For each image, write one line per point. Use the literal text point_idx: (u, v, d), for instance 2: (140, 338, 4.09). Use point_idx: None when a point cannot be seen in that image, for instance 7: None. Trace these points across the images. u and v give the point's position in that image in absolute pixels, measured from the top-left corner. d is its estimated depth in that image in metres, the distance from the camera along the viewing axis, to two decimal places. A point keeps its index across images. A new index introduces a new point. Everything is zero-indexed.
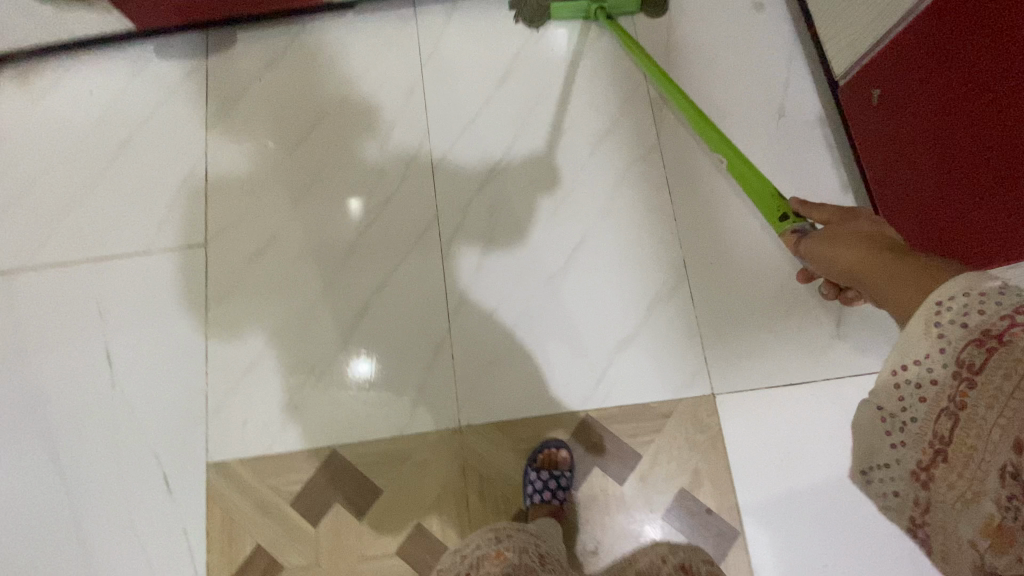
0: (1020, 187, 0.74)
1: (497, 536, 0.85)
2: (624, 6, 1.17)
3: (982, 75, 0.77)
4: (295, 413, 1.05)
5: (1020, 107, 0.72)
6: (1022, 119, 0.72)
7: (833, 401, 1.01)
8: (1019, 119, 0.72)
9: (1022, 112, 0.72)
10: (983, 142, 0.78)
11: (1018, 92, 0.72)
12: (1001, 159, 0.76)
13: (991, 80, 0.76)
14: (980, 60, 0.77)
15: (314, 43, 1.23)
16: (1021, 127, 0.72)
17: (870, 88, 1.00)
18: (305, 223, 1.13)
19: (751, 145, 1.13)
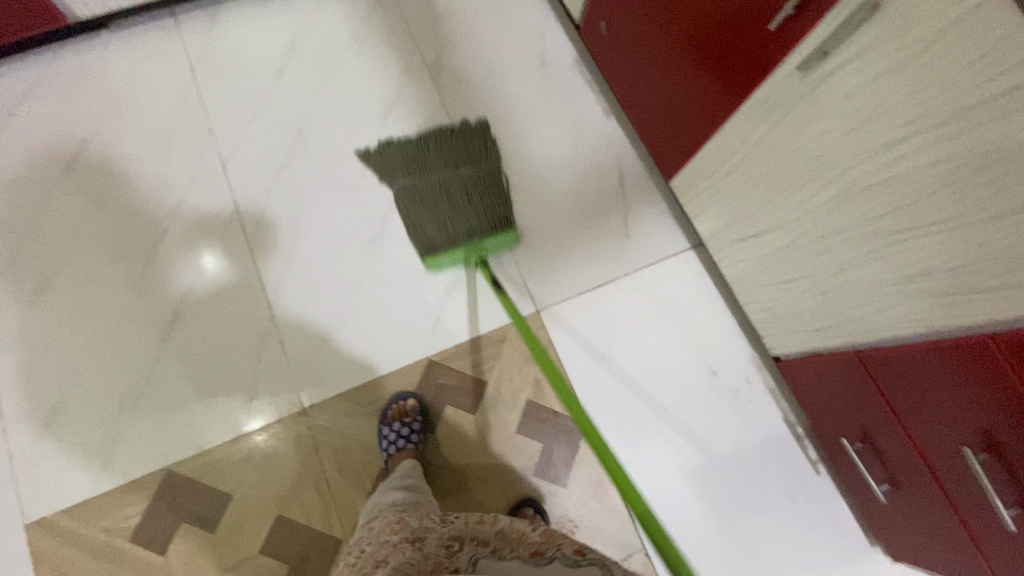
0: (709, 51, 0.89)
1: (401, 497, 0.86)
2: (503, 241, 1.07)
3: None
4: (118, 444, 0.97)
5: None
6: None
7: (638, 291, 1.14)
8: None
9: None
10: (678, 25, 0.93)
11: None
12: (692, 34, 0.91)
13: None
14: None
15: (69, 66, 1.16)
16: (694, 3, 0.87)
17: (598, 22, 1.16)
18: (94, 249, 1.06)
19: (525, 91, 1.26)
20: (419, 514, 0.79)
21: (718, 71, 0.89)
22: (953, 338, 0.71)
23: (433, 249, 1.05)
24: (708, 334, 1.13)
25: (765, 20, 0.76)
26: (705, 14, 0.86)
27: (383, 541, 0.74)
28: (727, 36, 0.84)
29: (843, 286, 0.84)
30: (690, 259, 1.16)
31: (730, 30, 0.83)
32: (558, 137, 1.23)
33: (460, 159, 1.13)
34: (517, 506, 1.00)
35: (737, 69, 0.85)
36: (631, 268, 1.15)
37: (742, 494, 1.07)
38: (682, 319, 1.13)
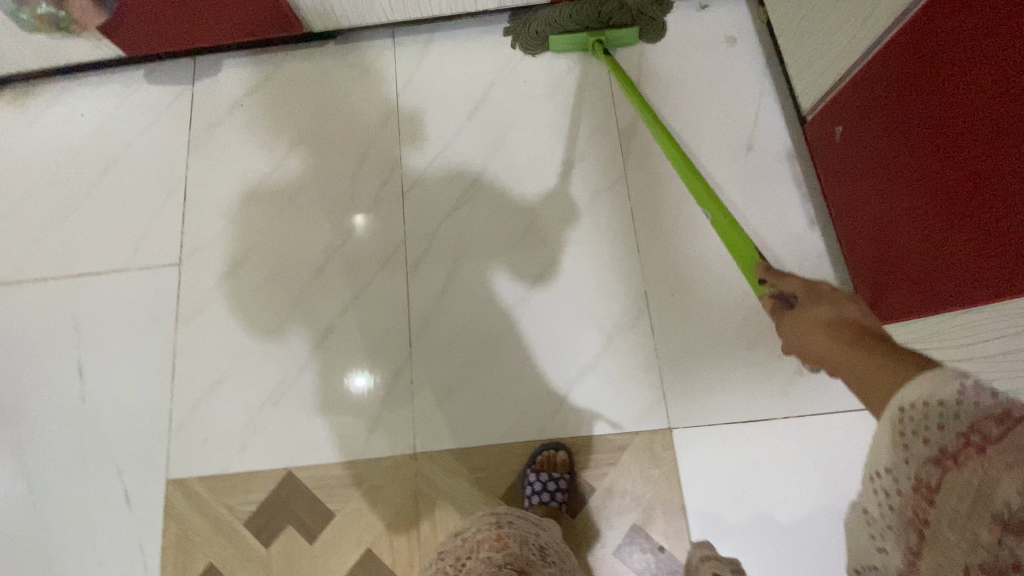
0: (976, 226, 0.71)
1: (497, 520, 0.88)
2: (625, 37, 1.18)
3: (939, 108, 0.74)
4: (255, 433, 1.06)
5: (977, 142, 0.69)
6: (979, 153, 0.69)
7: (793, 440, 0.99)
8: (977, 153, 0.69)
9: (979, 145, 0.68)
10: (942, 176, 0.75)
11: (975, 125, 0.69)
12: (958, 196, 0.73)
13: (948, 113, 0.73)
14: (935, 92, 0.74)
15: (297, 71, 1.26)
16: (979, 156, 0.69)
17: (834, 125, 1.00)
18: (277, 245, 1.16)
19: (720, 177, 1.14)
20: (520, 541, 0.84)
21: (980, 253, 0.71)
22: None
23: (559, 29, 1.17)
24: None
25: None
26: (988, 184, 0.68)
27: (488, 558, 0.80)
28: (1009, 221, 0.66)
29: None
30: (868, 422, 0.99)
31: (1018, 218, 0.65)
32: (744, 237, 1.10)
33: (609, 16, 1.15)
34: None
35: (1015, 257, 0.66)
36: (791, 411, 1.01)
37: None
38: (836, 491, 0.97)
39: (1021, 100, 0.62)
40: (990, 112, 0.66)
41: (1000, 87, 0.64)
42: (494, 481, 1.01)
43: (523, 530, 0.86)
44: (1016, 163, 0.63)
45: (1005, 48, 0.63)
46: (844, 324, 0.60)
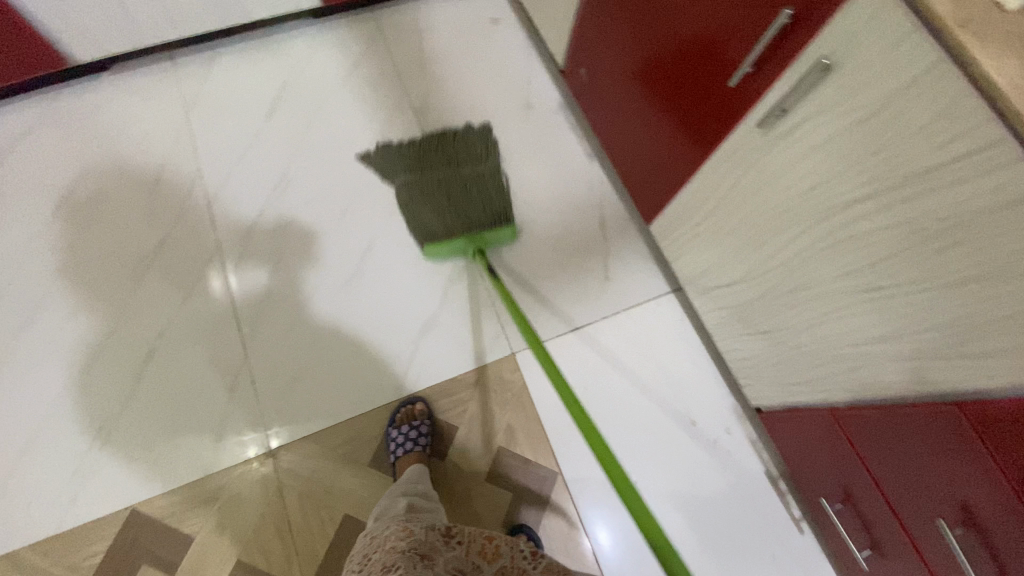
0: (679, 101, 0.90)
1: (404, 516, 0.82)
2: (502, 235, 1.11)
3: (630, 19, 0.93)
4: (86, 482, 0.97)
5: (659, 34, 0.87)
6: (663, 42, 0.87)
7: (616, 335, 1.12)
8: (662, 43, 0.87)
9: (660, 35, 0.87)
10: (650, 71, 0.94)
11: (652, 25, 0.88)
12: (664, 82, 0.92)
13: (637, 19, 0.91)
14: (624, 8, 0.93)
15: (72, 107, 1.21)
16: (662, 52, 0.89)
17: (580, 67, 1.18)
18: (78, 285, 1.09)
19: (509, 134, 1.28)
20: (425, 529, 0.77)
21: (686, 121, 0.90)
22: (928, 403, 0.67)
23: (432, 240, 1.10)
24: (687, 382, 1.10)
25: (726, 79, 0.77)
26: (675, 64, 0.87)
27: (390, 550, 0.72)
28: (693, 87, 0.85)
29: (817, 343, 0.82)
30: (670, 303, 1.15)
31: (696, 83, 0.83)
32: (540, 179, 1.24)
33: (473, 182, 1.13)
34: (511, 531, 0.99)
35: (702, 120, 0.85)
36: (610, 310, 1.13)
37: (722, 551, 1.01)
38: (660, 366, 1.10)
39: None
40: (658, 7, 0.85)
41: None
42: (357, 452, 1.02)
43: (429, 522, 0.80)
44: (683, 39, 0.82)
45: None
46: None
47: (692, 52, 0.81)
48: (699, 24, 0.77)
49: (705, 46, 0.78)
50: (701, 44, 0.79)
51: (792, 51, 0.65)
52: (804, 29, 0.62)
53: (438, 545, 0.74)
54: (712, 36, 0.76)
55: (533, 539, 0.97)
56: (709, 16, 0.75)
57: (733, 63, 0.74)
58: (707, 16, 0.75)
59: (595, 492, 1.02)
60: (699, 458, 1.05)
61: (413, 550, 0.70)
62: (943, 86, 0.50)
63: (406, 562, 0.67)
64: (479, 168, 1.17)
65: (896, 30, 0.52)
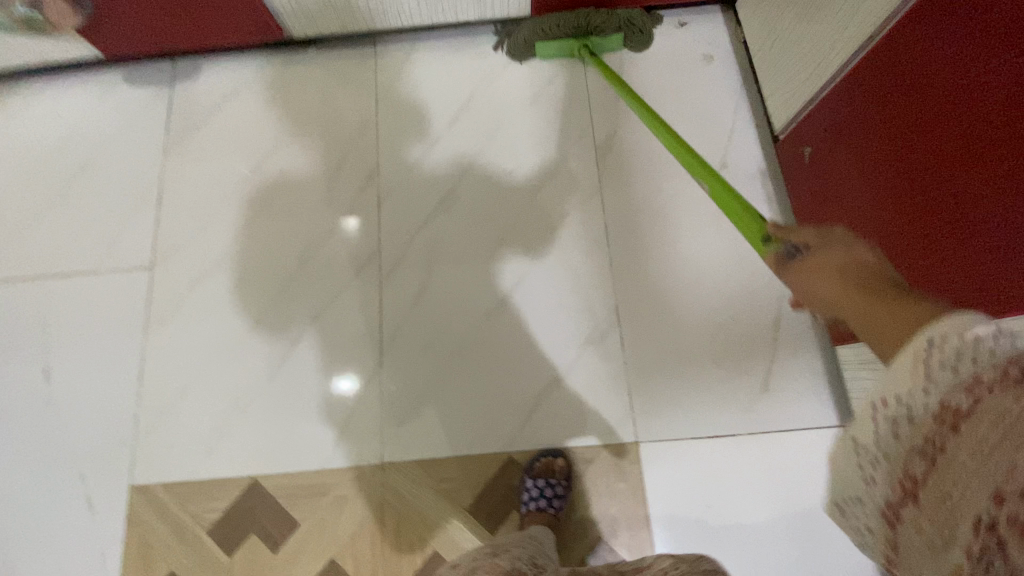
0: (934, 248, 0.73)
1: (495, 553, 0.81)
2: (613, 41, 1.18)
3: (895, 132, 0.76)
4: (222, 439, 1.05)
5: (932, 169, 0.71)
6: (933, 180, 0.71)
7: (757, 456, 1.00)
8: (931, 177, 0.71)
9: (933, 168, 0.70)
10: (901, 198, 0.77)
11: (927, 153, 0.71)
12: (917, 218, 0.75)
13: (903, 137, 0.75)
14: (897, 114, 0.75)
15: (277, 76, 1.26)
16: (929, 189, 0.72)
17: (803, 145, 1.02)
18: (251, 251, 1.16)
19: (693, 193, 1.15)
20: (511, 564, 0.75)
21: (941, 274, 0.72)
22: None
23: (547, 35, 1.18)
24: (828, 537, 0.96)
25: (1022, 258, 0.60)
26: (944, 208, 0.70)
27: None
28: (965, 244, 0.68)
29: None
30: (833, 439, 0.99)
31: (972, 242, 0.66)
32: (716, 252, 1.11)
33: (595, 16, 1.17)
34: None
35: (966, 285, 0.68)
36: (759, 428, 1.01)
37: None
38: (800, 508, 0.98)
39: (972, 130, 0.64)
40: (945, 139, 0.68)
41: (951, 114, 0.66)
42: (458, 493, 1.01)
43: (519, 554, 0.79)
44: (972, 189, 0.65)
45: (954, 78, 0.65)
46: (866, 273, 0.53)
47: (978, 209, 0.64)
48: (1006, 185, 0.60)
49: (1005, 211, 0.61)
50: (998, 204, 0.62)
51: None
52: None
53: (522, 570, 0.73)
54: (1020, 202, 0.59)
55: None
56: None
57: None
58: (1022, 178, 0.58)
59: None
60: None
61: None
62: None
63: None
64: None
65: None
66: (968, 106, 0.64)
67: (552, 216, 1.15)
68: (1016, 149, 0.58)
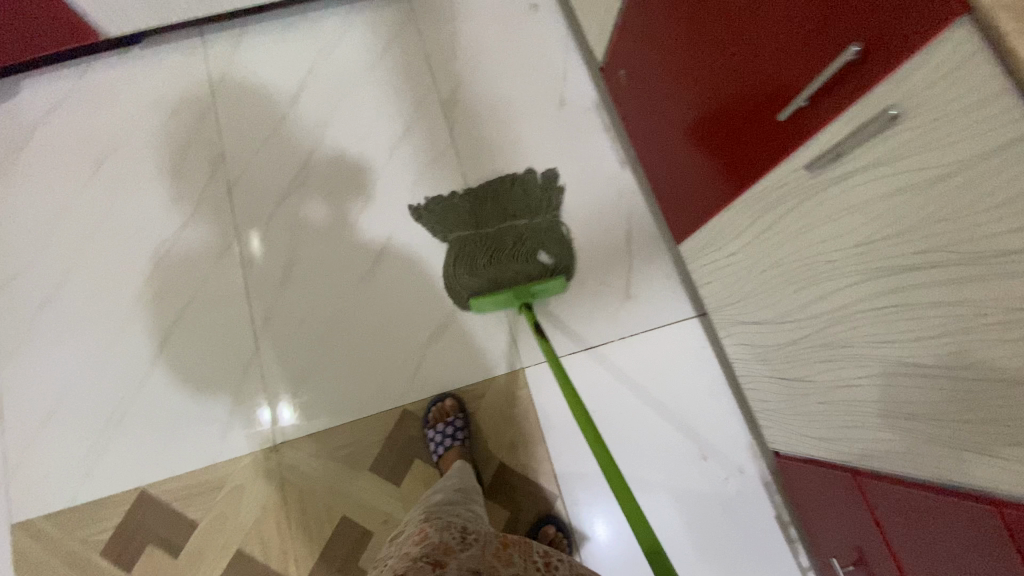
0: (727, 121, 0.80)
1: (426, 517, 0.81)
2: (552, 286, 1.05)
3: (682, 24, 0.83)
4: (100, 459, 1.00)
5: (708, 50, 0.79)
6: (710, 61, 0.79)
7: (632, 358, 1.07)
8: (714, 55, 0.78)
9: (711, 43, 0.78)
10: (699, 82, 0.84)
11: (703, 37, 0.80)
12: (711, 97, 0.82)
13: (690, 26, 0.82)
14: (676, 11, 0.84)
15: (100, 82, 1.20)
16: (710, 70, 0.80)
17: (619, 68, 1.10)
18: (101, 264, 1.10)
19: (538, 133, 1.21)
20: (440, 529, 0.76)
21: (730, 145, 0.81)
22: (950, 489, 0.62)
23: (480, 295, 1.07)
24: (704, 415, 1.05)
25: (781, 106, 0.68)
26: (727, 80, 0.77)
27: (404, 557, 0.71)
28: (744, 109, 0.75)
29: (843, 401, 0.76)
30: (694, 328, 1.09)
31: (748, 104, 0.74)
32: (568, 184, 1.18)
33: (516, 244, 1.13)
34: (537, 525, 1.00)
35: (747, 147, 0.78)
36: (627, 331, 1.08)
37: None
38: (676, 394, 1.05)
39: (725, 4, 0.72)
40: (711, 19, 0.76)
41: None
42: (359, 455, 1.02)
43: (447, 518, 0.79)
44: (735, 59, 0.74)
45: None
46: None
47: (741, 74, 0.73)
48: (755, 46, 0.69)
49: (758, 69, 0.70)
50: (760, 65, 0.69)
51: (861, 89, 0.56)
52: (881, 64, 0.52)
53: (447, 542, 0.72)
54: (772, 54, 0.66)
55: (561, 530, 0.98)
56: (773, 32, 0.65)
57: (787, 95, 0.66)
58: (771, 31, 0.65)
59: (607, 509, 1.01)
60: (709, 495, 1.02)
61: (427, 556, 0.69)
62: None
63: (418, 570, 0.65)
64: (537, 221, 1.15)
65: (983, 90, 0.44)
66: None
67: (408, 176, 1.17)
68: (763, 7, 0.65)
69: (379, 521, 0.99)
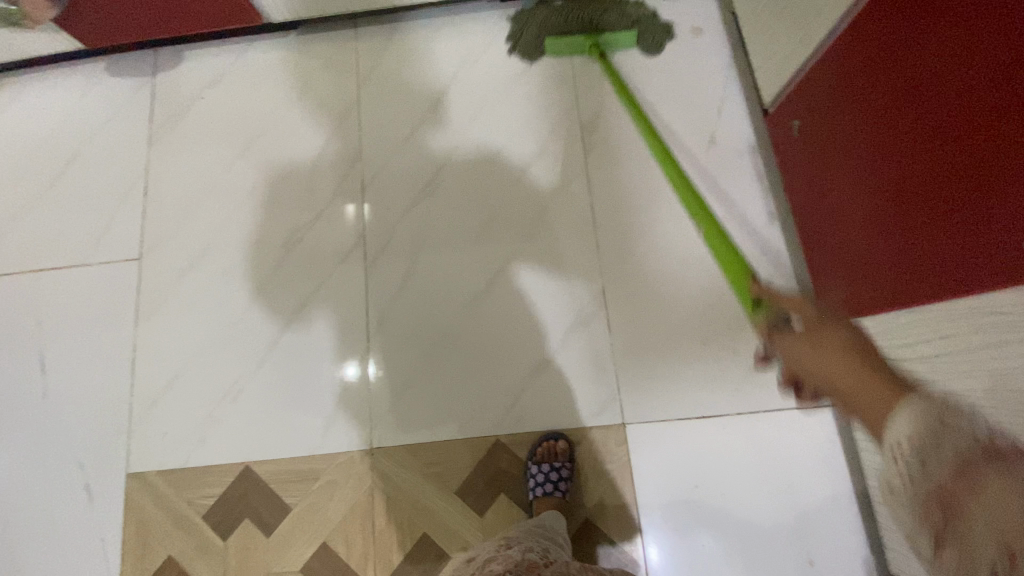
0: (926, 222, 0.69)
1: (507, 543, 0.85)
2: (622, 39, 1.15)
3: (891, 95, 0.72)
4: (214, 428, 1.07)
5: (919, 134, 0.67)
6: (920, 146, 0.68)
7: (748, 436, 0.99)
8: (925, 146, 0.67)
9: (927, 128, 0.66)
10: (894, 168, 0.73)
11: (914, 118, 0.68)
12: (909, 190, 0.71)
13: (899, 101, 0.70)
14: (885, 79, 0.72)
15: (258, 62, 1.25)
16: (916, 156, 0.69)
17: (792, 118, 0.99)
18: (238, 241, 1.16)
19: (681, 171, 1.12)
20: (524, 550, 0.80)
21: (924, 246, 0.70)
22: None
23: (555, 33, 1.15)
24: (818, 516, 0.95)
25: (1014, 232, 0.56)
26: (937, 179, 0.66)
27: (488, 568, 0.76)
28: (957, 214, 0.64)
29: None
30: (823, 418, 0.98)
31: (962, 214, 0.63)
32: (705, 232, 1.09)
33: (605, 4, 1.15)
34: None
35: (950, 256, 0.66)
36: (749, 404, 1.00)
37: None
38: (790, 479, 0.97)
39: (960, 92, 0.61)
40: (934, 102, 0.64)
41: (950, 76, 0.62)
42: (447, 477, 1.02)
43: (530, 544, 0.82)
44: (958, 155, 0.62)
45: (952, 36, 0.61)
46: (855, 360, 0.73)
47: (963, 176, 0.62)
48: (994, 150, 0.57)
49: (992, 177, 0.58)
50: (994, 175, 0.58)
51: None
52: None
53: (530, 562, 0.76)
54: (1016, 168, 0.55)
55: None
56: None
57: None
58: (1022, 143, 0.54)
59: (670, 546, 0.96)
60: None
61: (511, 570, 0.73)
62: None
63: None
64: None
65: None
66: (959, 63, 0.60)
67: (537, 198, 1.13)
68: (1016, 113, 0.54)
69: (456, 547, 0.99)
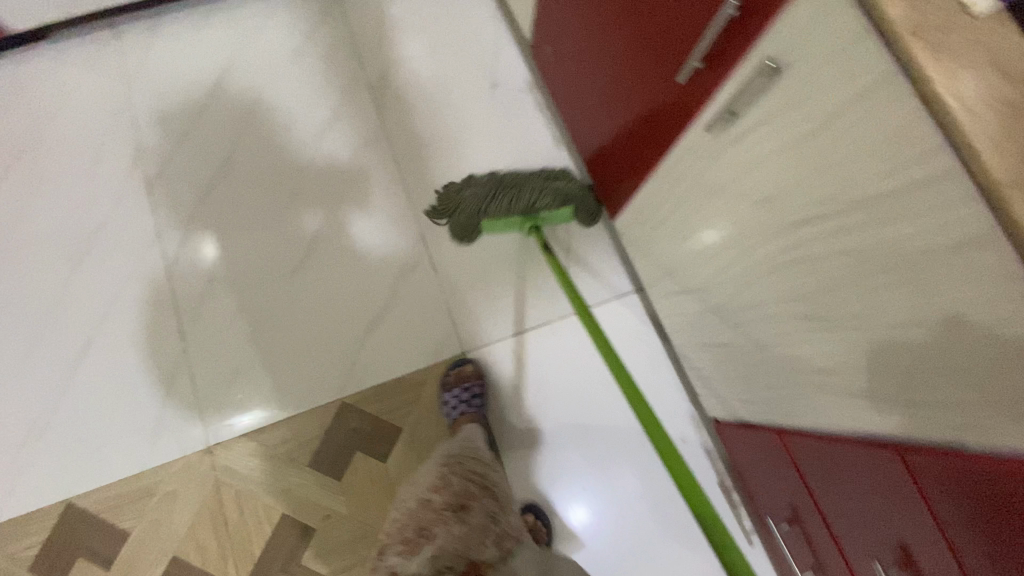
0: (636, 94, 0.80)
1: (446, 460, 0.84)
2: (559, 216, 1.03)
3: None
4: (22, 473, 0.96)
5: (612, 19, 0.78)
6: (614, 31, 0.79)
7: (573, 334, 1.07)
8: (615, 26, 0.78)
9: (614, 12, 0.77)
10: (606, 48, 0.83)
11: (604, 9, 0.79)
12: (620, 72, 0.83)
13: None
14: None
15: (5, 79, 1.14)
16: (615, 40, 0.80)
17: (544, 46, 1.09)
18: (15, 269, 1.05)
19: (472, 114, 1.19)
20: (462, 475, 0.80)
21: (641, 115, 0.81)
22: (845, 441, 0.65)
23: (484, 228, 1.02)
24: (645, 386, 1.05)
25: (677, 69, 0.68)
26: (632, 55, 0.77)
27: (427, 506, 0.74)
28: (649, 77, 0.75)
29: None
30: (634, 304, 1.09)
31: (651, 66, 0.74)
32: (503, 165, 1.16)
33: (538, 202, 1.00)
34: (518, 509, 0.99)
35: (655, 115, 0.78)
36: (582, 307, 1.09)
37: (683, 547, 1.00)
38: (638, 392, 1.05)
39: None
40: None
41: None
42: (298, 451, 0.99)
43: (469, 467, 0.83)
44: (634, 26, 0.73)
45: None
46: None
47: (641, 41, 0.73)
48: (651, 11, 0.68)
49: (656, 34, 0.69)
50: (656, 34, 0.69)
51: (741, 48, 0.56)
52: (756, 19, 0.53)
53: (470, 492, 0.77)
54: (666, 12, 0.66)
55: (540, 517, 0.98)
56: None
57: (681, 59, 0.66)
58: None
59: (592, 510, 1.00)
60: (692, 488, 1.01)
61: (450, 506, 0.73)
62: (898, 104, 0.42)
63: (444, 524, 0.71)
64: (559, 185, 1.01)
65: (845, 37, 0.44)
66: None
67: (339, 163, 1.14)
68: None
69: (319, 517, 0.97)
